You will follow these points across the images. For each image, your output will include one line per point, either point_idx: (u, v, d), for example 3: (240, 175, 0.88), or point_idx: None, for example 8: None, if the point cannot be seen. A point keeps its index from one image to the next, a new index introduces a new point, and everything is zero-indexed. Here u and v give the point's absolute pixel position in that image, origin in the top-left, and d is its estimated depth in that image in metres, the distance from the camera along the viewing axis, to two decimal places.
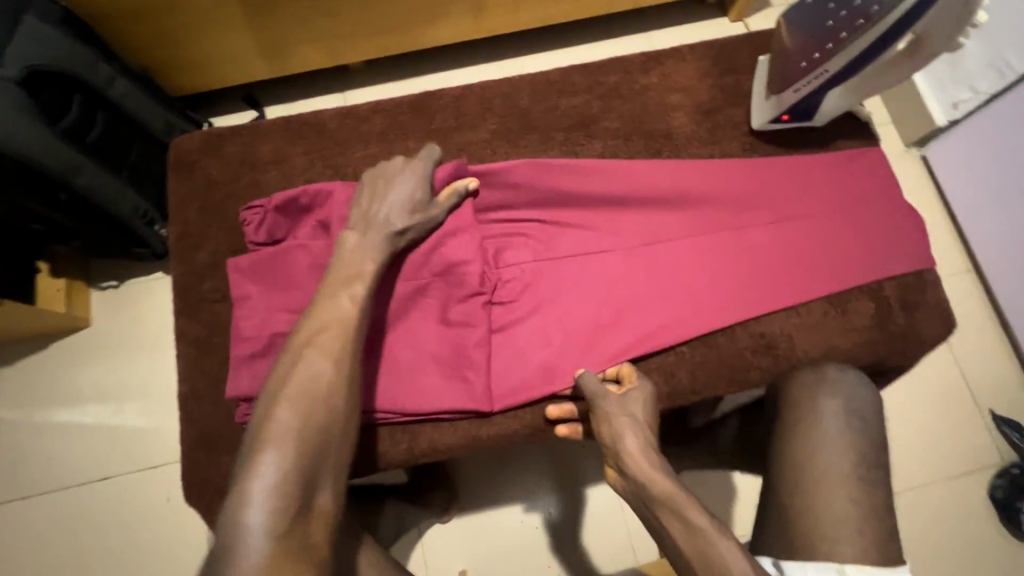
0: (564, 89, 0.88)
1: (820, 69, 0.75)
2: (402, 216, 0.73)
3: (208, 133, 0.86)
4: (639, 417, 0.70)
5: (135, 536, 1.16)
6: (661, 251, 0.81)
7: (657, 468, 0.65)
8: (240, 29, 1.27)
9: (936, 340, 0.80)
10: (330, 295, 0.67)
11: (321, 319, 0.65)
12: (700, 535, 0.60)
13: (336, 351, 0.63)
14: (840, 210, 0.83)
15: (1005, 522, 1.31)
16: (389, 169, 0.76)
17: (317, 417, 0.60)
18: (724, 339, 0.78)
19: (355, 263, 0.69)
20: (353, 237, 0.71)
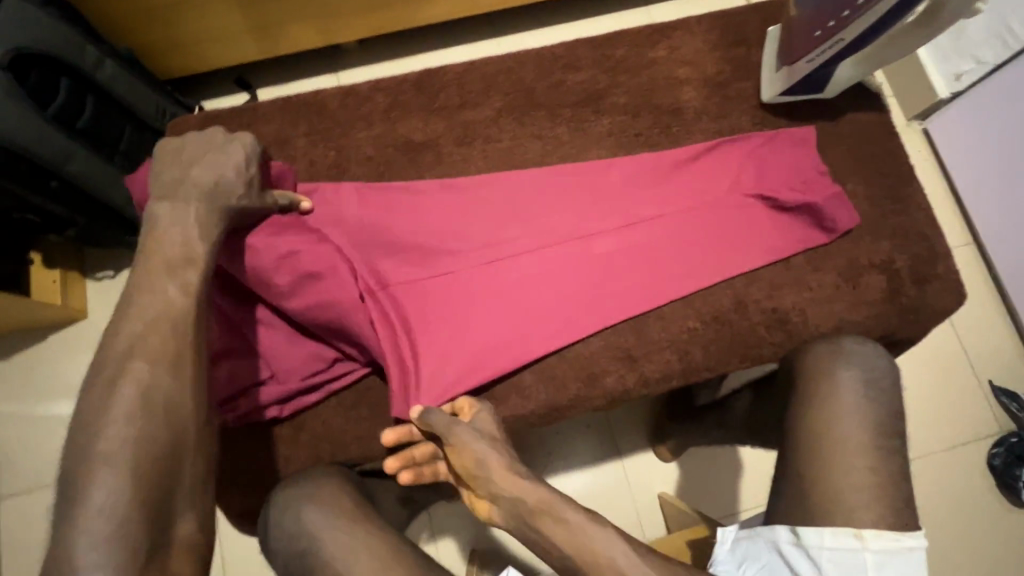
0: (570, 64, 0.86)
1: (835, 38, 0.73)
2: (232, 182, 0.66)
3: (204, 115, 0.83)
4: (488, 437, 0.66)
5: None
6: (550, 252, 0.78)
7: (522, 482, 0.62)
8: (229, 8, 1.23)
9: (947, 312, 0.80)
10: (149, 287, 0.58)
11: (141, 321, 0.57)
12: (582, 538, 0.57)
13: (164, 354, 0.56)
14: (731, 194, 0.81)
15: (1002, 489, 1.34)
16: (192, 145, 0.68)
17: (155, 431, 0.53)
18: (735, 316, 0.78)
19: (178, 248, 0.61)
20: (166, 206, 0.63)
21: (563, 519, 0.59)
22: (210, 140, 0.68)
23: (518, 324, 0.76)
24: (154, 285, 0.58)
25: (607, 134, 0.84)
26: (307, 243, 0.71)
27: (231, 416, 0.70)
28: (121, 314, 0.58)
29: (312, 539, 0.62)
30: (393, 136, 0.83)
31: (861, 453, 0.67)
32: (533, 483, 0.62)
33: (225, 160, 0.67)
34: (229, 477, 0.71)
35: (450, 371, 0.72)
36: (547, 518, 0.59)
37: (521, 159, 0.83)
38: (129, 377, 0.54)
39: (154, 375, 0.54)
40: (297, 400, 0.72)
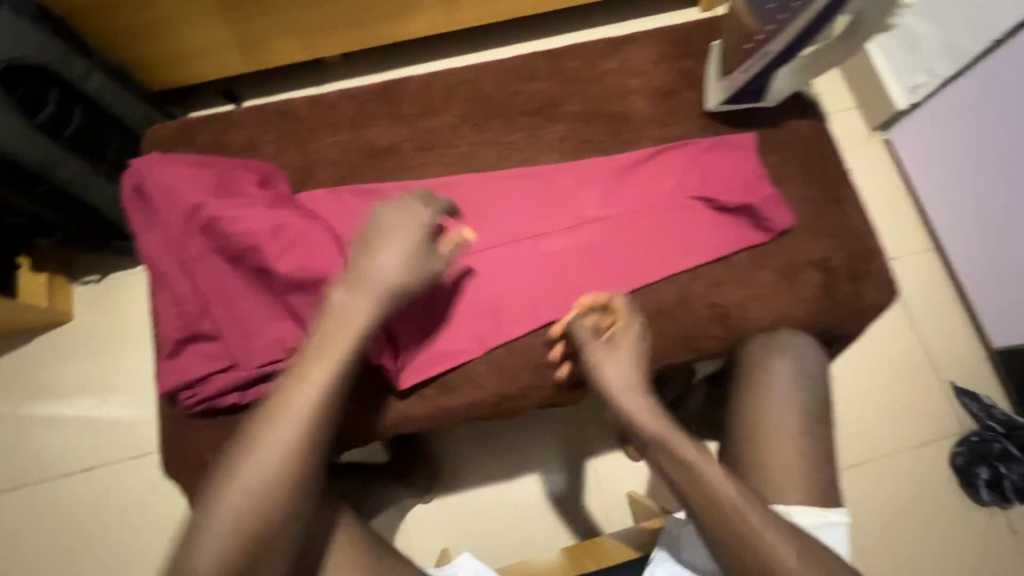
0: (526, 75, 0.91)
1: (764, 50, 0.79)
2: (397, 271, 0.67)
3: (179, 122, 0.87)
4: (635, 364, 0.71)
5: (121, 524, 1.18)
6: (521, 249, 0.83)
7: (651, 416, 0.67)
8: (213, 23, 1.29)
9: (880, 307, 0.85)
10: (304, 371, 0.63)
11: (280, 408, 0.61)
12: (695, 474, 0.64)
13: (288, 447, 0.60)
14: (676, 197, 0.86)
15: (964, 486, 1.37)
16: (381, 216, 0.70)
17: (265, 511, 0.59)
18: (680, 310, 0.82)
19: (332, 335, 0.64)
20: (340, 295, 0.66)
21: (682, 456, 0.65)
22: (400, 210, 0.70)
23: (475, 318, 0.80)
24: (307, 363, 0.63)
25: (561, 140, 0.89)
26: (291, 232, 0.73)
27: (191, 400, 0.73)
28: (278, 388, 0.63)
29: None
30: (358, 142, 0.87)
31: (795, 437, 0.74)
32: (656, 420, 0.67)
33: (405, 239, 0.69)
34: (193, 464, 0.74)
35: (412, 362, 0.78)
36: (665, 449, 0.65)
37: (478, 164, 0.88)
38: (257, 463, 0.59)
39: (257, 450, 0.60)
40: (257, 388, 0.74)
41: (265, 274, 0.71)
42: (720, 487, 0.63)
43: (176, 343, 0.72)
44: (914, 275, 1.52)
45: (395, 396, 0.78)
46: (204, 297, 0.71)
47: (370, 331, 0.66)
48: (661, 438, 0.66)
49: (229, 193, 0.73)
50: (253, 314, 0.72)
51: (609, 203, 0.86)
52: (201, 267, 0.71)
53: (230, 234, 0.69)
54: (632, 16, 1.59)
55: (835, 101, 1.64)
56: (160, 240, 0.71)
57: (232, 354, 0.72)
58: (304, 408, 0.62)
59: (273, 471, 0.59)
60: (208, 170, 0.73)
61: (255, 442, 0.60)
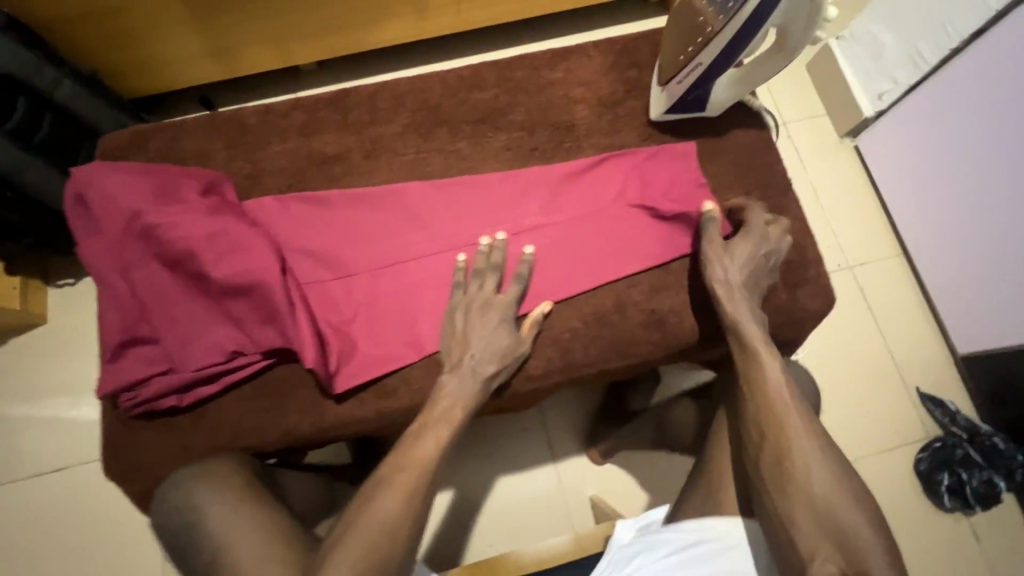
0: (474, 85, 0.93)
1: (695, 61, 0.80)
2: (494, 360, 0.77)
3: (133, 129, 0.89)
4: (773, 348, 0.75)
5: (86, 525, 1.20)
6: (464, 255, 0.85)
7: (772, 390, 0.72)
8: (188, 31, 1.30)
9: (818, 315, 0.87)
10: (418, 433, 0.72)
11: (403, 461, 0.69)
12: (799, 451, 0.69)
13: (404, 488, 0.67)
14: (616, 205, 0.88)
15: (927, 493, 1.36)
16: (467, 304, 0.80)
17: (378, 547, 0.64)
18: (616, 316, 0.83)
19: (445, 409, 0.74)
20: (450, 381, 0.76)
21: (788, 433, 0.70)
22: (487, 297, 0.80)
23: (412, 324, 0.82)
24: (425, 426, 0.73)
25: (505, 149, 0.91)
26: (239, 240, 0.75)
27: (130, 403, 0.74)
28: (398, 447, 0.72)
29: (198, 513, 0.68)
30: (306, 150, 0.90)
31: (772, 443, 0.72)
32: (753, 325, 0.76)
33: (494, 327, 0.78)
34: (136, 465, 0.75)
35: (349, 365, 0.79)
36: (771, 421, 0.71)
37: (423, 172, 0.90)
38: (381, 501, 0.66)
39: (376, 493, 0.67)
40: (195, 391, 0.76)
41: (202, 279, 0.73)
42: (809, 473, 0.68)
43: (115, 347, 0.74)
44: (882, 282, 1.52)
45: (332, 399, 0.78)
46: (143, 302, 0.73)
47: (476, 408, 0.76)
48: (772, 413, 0.71)
49: (169, 201, 0.75)
50: (194, 319, 0.74)
51: (552, 212, 0.88)
52: (145, 273, 0.73)
53: (169, 241, 0.72)
54: (604, 23, 1.58)
55: (806, 108, 1.63)
56: (102, 246, 0.73)
57: (171, 358, 0.73)
58: (418, 464, 0.69)
59: (393, 521, 0.66)
60: (150, 179, 0.76)
61: (382, 485, 0.68)
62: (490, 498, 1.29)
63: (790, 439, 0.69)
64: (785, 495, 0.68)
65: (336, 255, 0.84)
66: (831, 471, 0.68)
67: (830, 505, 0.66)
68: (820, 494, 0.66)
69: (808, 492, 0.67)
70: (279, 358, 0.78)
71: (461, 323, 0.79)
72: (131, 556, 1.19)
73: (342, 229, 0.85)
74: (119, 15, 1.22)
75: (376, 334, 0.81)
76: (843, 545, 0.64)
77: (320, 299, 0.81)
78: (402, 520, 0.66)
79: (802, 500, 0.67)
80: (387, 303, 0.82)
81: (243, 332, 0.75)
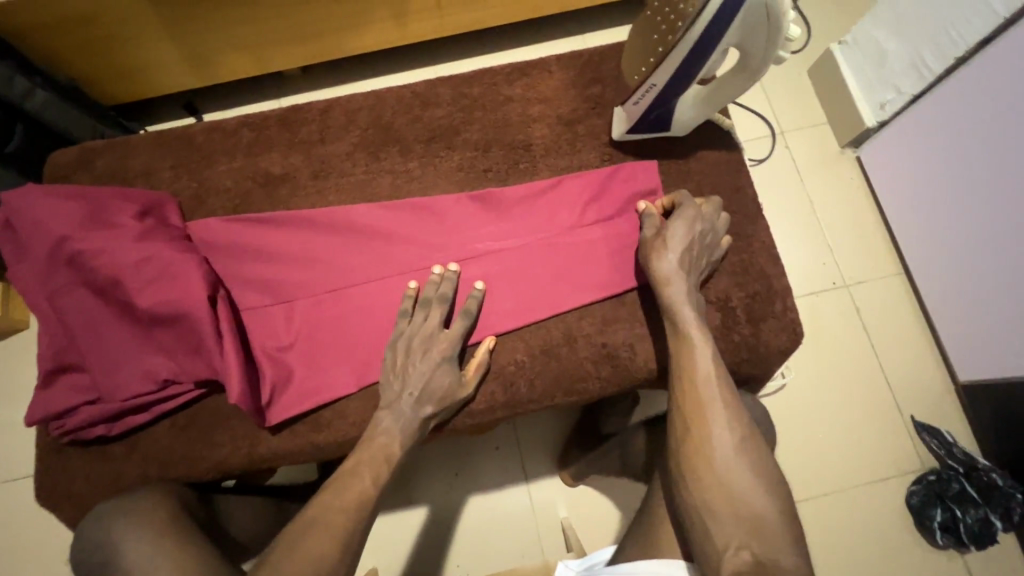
0: (427, 101, 0.90)
1: (648, 82, 0.75)
2: (433, 399, 0.74)
3: (82, 147, 0.89)
4: (709, 342, 0.71)
5: (29, 542, 1.13)
6: (406, 282, 0.81)
7: (703, 386, 0.68)
8: (162, 40, 1.20)
9: (783, 350, 0.81)
10: (352, 471, 0.68)
11: (342, 500, 0.65)
12: (726, 453, 0.65)
13: (340, 524, 0.63)
14: (571, 230, 0.84)
15: (920, 528, 1.26)
16: (410, 337, 0.76)
17: None
18: (565, 350, 0.80)
19: (383, 447, 0.70)
20: (386, 417, 0.72)
21: (712, 433, 0.66)
22: (431, 330, 0.76)
23: (350, 353, 0.79)
24: (361, 463, 0.68)
25: (457, 169, 0.88)
26: (169, 266, 0.74)
27: (59, 431, 0.74)
28: (331, 483, 0.67)
29: (111, 547, 0.65)
30: (253, 169, 0.87)
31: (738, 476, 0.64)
32: (694, 324, 0.71)
33: (436, 363, 0.74)
34: (69, 490, 0.75)
35: (284, 396, 0.76)
36: (699, 421, 0.66)
37: (371, 193, 0.87)
38: (315, 536, 0.61)
39: (309, 529, 0.62)
40: (126, 419, 0.75)
41: (130, 308, 0.72)
42: (746, 496, 0.63)
43: (45, 374, 0.73)
44: (880, 304, 1.41)
45: (266, 431, 0.76)
46: (71, 330, 0.73)
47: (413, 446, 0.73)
48: (700, 412, 0.67)
49: (100, 226, 0.74)
50: (121, 348, 0.73)
51: (502, 236, 0.84)
52: (72, 300, 0.72)
53: (97, 268, 0.72)
54: (598, 27, 1.50)
55: (803, 116, 1.53)
56: (31, 271, 0.73)
57: (99, 387, 0.72)
58: (354, 499, 0.65)
59: (330, 559, 0.60)
60: (82, 204, 0.75)
61: (316, 521, 0.63)
62: (462, 518, 1.22)
63: (718, 441, 0.65)
64: (717, 514, 0.63)
65: (278, 279, 0.81)
66: (755, 481, 0.64)
67: (752, 522, 0.62)
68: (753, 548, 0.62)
69: (733, 503, 0.63)
70: (212, 387, 0.77)
71: (402, 356, 0.75)
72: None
73: (282, 251, 0.82)
74: (87, 23, 1.11)
75: (312, 363, 0.78)
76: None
77: (257, 325, 0.79)
78: (336, 559, 0.61)
79: (729, 516, 0.63)
80: (327, 330, 0.79)
81: (173, 361, 0.74)
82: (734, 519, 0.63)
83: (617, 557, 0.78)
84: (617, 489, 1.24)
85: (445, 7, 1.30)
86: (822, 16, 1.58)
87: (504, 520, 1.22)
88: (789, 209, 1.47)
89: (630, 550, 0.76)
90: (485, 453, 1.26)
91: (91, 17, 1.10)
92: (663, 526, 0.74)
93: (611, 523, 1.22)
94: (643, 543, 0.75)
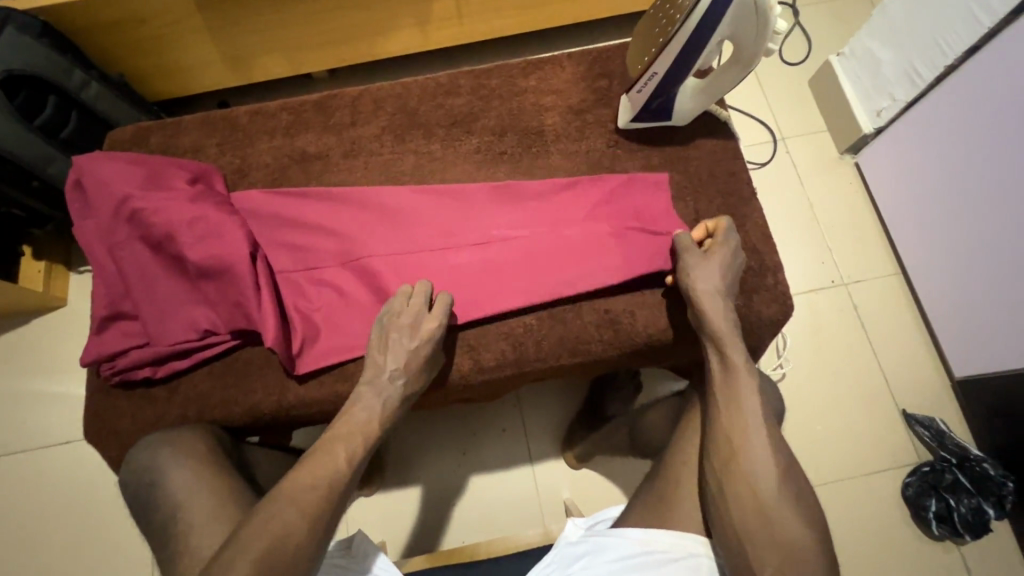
0: (449, 92, 0.99)
1: (651, 71, 0.82)
2: (412, 375, 0.77)
3: (137, 127, 0.98)
4: (745, 353, 0.75)
5: (70, 502, 1.22)
6: (425, 250, 0.89)
7: (730, 358, 0.74)
8: (208, 40, 1.30)
9: (775, 323, 0.87)
10: (328, 446, 0.69)
11: (311, 477, 0.66)
12: (756, 433, 0.71)
13: (308, 500, 0.64)
14: (577, 209, 0.92)
15: (916, 519, 1.29)
16: (392, 318, 0.79)
17: (288, 544, 0.61)
18: (570, 314, 0.86)
19: (363, 423, 0.72)
20: (366, 393, 0.74)
21: (744, 431, 0.71)
22: (417, 309, 0.79)
23: (372, 312, 0.85)
24: (338, 438, 0.69)
25: (475, 152, 0.96)
26: (215, 224, 0.82)
27: (109, 372, 0.81)
28: (306, 460, 0.68)
29: (160, 474, 0.72)
30: (290, 147, 0.96)
31: (752, 431, 0.71)
32: (730, 331, 0.75)
33: (420, 341, 0.78)
34: (117, 432, 0.81)
35: (312, 349, 0.83)
36: (733, 422, 0.71)
37: (397, 171, 0.95)
38: (291, 502, 0.63)
39: (296, 485, 0.65)
40: (169, 364, 0.82)
41: (180, 261, 0.81)
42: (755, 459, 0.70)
43: (99, 320, 0.81)
44: (878, 301, 1.46)
45: (295, 379, 0.83)
46: (126, 279, 0.81)
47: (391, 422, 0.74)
48: (738, 420, 0.71)
49: (157, 188, 0.83)
50: (169, 297, 0.81)
51: (514, 210, 0.92)
52: (129, 253, 0.81)
53: (152, 224, 0.80)
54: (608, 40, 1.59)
55: (803, 123, 1.61)
56: (94, 227, 0.82)
57: (147, 331, 0.80)
58: (327, 475, 0.66)
59: (309, 506, 0.63)
60: (142, 169, 0.84)
61: (280, 494, 0.64)
62: (466, 492, 1.27)
63: (750, 428, 0.71)
64: (725, 465, 0.71)
65: (309, 245, 0.89)
66: (760, 438, 0.70)
67: (760, 472, 0.69)
68: (759, 508, 0.68)
69: (736, 457, 0.70)
70: (247, 339, 0.84)
71: (385, 333, 0.78)
72: (109, 538, 1.20)
73: (314, 219, 0.90)
74: (142, 22, 1.21)
75: (338, 319, 0.85)
76: (746, 515, 0.68)
77: (289, 286, 0.86)
78: (305, 538, 0.62)
79: (735, 470, 0.70)
80: (353, 290, 0.87)
81: (215, 312, 0.81)
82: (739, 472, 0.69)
83: (622, 519, 0.82)
84: (619, 471, 1.29)
85: (465, 16, 1.40)
86: (821, 31, 1.67)
87: (509, 497, 1.27)
88: (787, 210, 1.54)
89: (635, 510, 0.81)
90: (494, 431, 1.31)
91: (148, 17, 1.20)
92: (672, 485, 0.79)
93: (613, 500, 1.27)
94: (653, 507, 0.80)
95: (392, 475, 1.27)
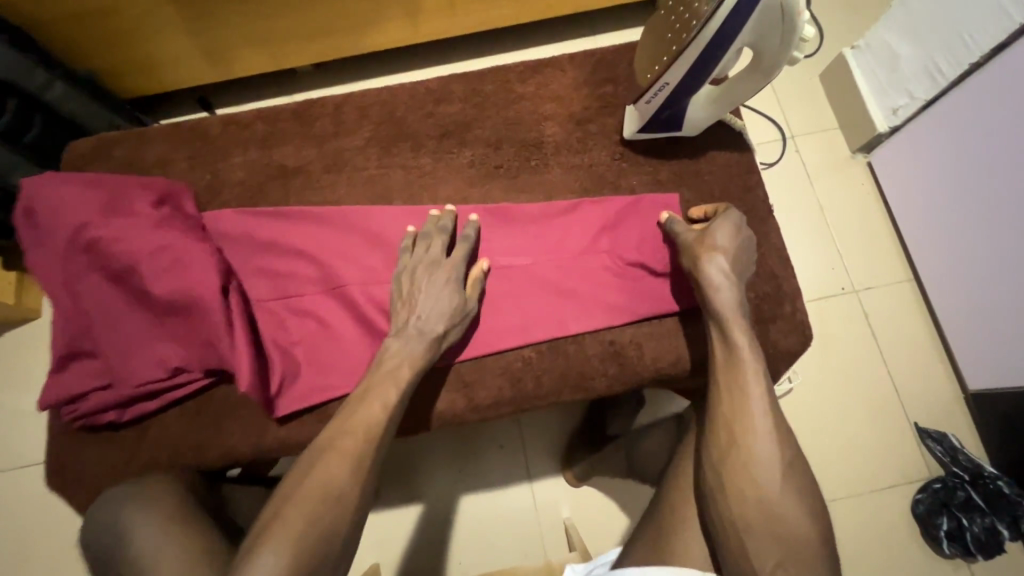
0: (440, 98, 0.90)
1: (661, 81, 0.75)
2: (440, 318, 0.72)
3: (98, 138, 0.90)
4: (761, 359, 0.67)
5: (42, 529, 1.16)
6: None
7: (751, 380, 0.66)
8: (182, 33, 1.21)
9: (793, 354, 0.81)
10: (317, 458, 0.60)
11: (300, 500, 0.57)
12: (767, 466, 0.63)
13: (296, 528, 0.55)
14: (580, 229, 0.85)
15: (927, 539, 1.25)
16: (410, 270, 0.75)
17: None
18: (572, 346, 0.80)
19: (360, 424, 0.63)
20: (394, 342, 0.70)
21: (758, 446, 0.64)
22: (433, 254, 0.76)
23: (357, 347, 0.79)
24: (326, 449, 0.61)
25: (469, 166, 0.88)
26: (184, 253, 0.76)
27: (71, 415, 0.75)
28: (293, 477, 0.59)
29: (125, 530, 0.65)
30: (267, 161, 0.88)
31: (768, 464, 0.63)
32: (743, 340, 0.67)
33: (446, 283, 0.74)
34: (83, 474, 0.75)
35: (292, 389, 0.77)
36: (746, 434, 0.64)
37: (384, 187, 0.87)
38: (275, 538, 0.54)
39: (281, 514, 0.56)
40: (136, 406, 0.75)
41: (145, 295, 0.74)
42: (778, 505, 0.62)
43: (58, 360, 0.75)
44: (890, 311, 1.40)
45: (274, 421, 0.77)
46: (86, 315, 0.74)
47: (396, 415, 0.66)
48: (747, 426, 0.64)
49: (118, 214, 0.76)
50: (133, 333, 0.74)
51: (511, 233, 0.85)
52: (88, 286, 0.74)
53: (114, 255, 0.74)
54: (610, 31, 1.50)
55: (814, 120, 1.53)
56: (48, 257, 0.75)
57: (110, 372, 0.74)
58: (318, 494, 0.57)
59: (316, 518, 0.56)
60: (101, 192, 0.77)
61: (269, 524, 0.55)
62: (459, 513, 1.21)
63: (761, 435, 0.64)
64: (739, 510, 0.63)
65: (287, 272, 0.81)
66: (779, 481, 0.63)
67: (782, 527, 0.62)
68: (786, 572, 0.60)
69: (751, 498, 0.62)
70: (221, 377, 0.78)
71: (407, 287, 0.74)
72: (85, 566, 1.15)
73: (291, 243, 0.82)
74: (108, 15, 1.11)
75: (320, 355, 0.78)
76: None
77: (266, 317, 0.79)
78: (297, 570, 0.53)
79: (752, 515, 0.62)
80: (335, 322, 0.80)
81: (185, 349, 0.75)
82: (762, 526, 0.62)
83: (623, 561, 0.76)
84: (620, 491, 1.24)
85: (459, 7, 1.30)
86: (835, 22, 1.58)
87: (504, 518, 1.22)
88: (797, 214, 1.47)
89: (634, 552, 0.75)
90: (490, 448, 1.26)
91: (114, 9, 1.10)
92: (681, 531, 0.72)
93: (612, 521, 1.22)
94: None
95: (381, 497, 1.21)
